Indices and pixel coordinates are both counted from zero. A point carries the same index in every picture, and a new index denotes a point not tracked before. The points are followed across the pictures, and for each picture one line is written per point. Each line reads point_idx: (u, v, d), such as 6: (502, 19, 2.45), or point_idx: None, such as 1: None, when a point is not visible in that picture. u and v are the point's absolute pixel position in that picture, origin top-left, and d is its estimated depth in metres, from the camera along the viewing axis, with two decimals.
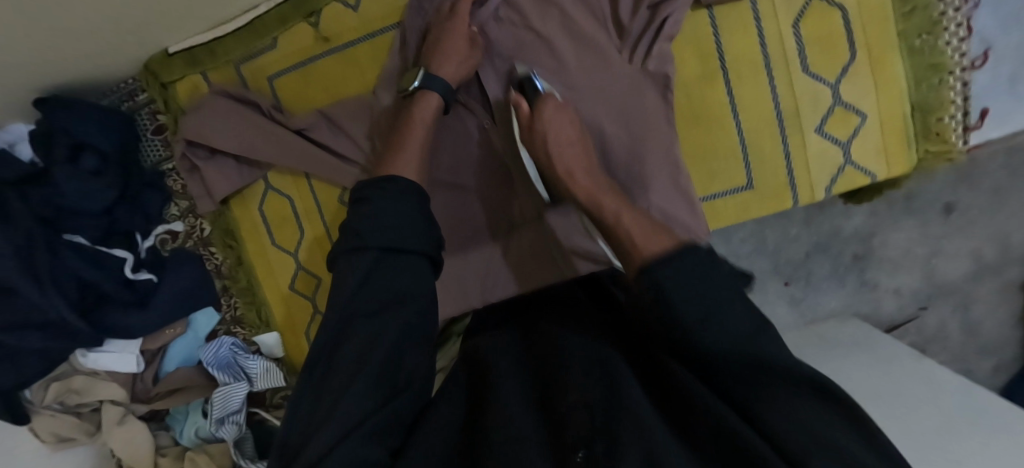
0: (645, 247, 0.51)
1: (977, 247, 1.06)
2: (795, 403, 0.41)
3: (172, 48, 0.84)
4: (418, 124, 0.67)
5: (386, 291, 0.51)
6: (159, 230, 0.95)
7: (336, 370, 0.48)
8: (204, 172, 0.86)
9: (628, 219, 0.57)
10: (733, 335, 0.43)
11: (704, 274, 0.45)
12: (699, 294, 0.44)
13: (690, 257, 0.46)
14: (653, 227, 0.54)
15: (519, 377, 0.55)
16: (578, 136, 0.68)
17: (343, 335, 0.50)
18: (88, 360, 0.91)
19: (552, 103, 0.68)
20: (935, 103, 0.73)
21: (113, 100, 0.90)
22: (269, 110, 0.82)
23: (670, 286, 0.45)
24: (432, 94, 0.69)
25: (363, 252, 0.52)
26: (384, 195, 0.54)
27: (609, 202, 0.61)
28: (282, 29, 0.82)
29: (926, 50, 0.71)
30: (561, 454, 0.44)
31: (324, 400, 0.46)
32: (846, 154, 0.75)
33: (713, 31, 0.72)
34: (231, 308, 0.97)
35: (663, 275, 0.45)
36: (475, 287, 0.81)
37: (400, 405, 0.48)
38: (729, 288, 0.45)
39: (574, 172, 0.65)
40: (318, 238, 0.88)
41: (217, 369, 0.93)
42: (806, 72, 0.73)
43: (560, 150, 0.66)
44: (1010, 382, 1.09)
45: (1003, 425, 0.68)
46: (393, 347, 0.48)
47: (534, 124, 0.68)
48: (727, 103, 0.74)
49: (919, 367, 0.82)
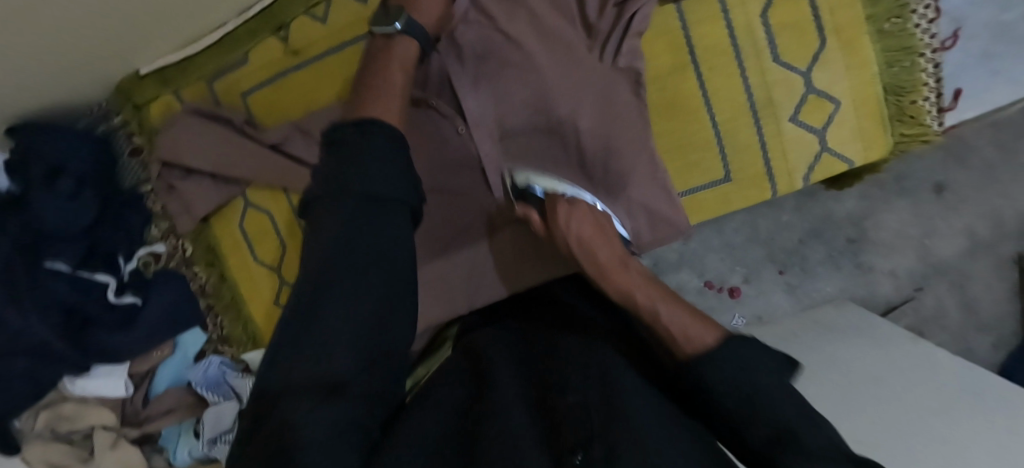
0: (685, 338, 0.49)
1: (970, 225, 1.05)
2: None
3: (143, 70, 0.85)
4: (394, 66, 0.65)
5: (373, 246, 0.49)
6: (142, 252, 0.94)
7: (321, 318, 0.46)
8: (181, 190, 0.86)
9: (662, 307, 0.54)
10: (777, 424, 0.41)
11: (746, 363, 0.45)
12: (740, 385, 0.43)
13: (737, 348, 0.46)
14: (694, 315, 0.51)
15: (516, 376, 0.51)
16: (600, 230, 0.65)
17: (329, 279, 0.47)
18: (76, 387, 0.91)
19: (563, 206, 0.66)
20: (909, 85, 0.73)
21: (86, 124, 0.90)
22: (242, 126, 0.82)
23: (711, 378, 0.44)
24: (412, 41, 0.67)
25: (342, 200, 0.50)
26: (365, 142, 0.53)
27: (638, 290, 0.57)
28: (251, 44, 0.82)
29: (896, 33, 0.71)
30: (554, 446, 0.40)
31: (298, 359, 0.43)
32: (821, 142, 0.74)
33: (681, 24, 0.72)
34: (218, 327, 0.97)
35: (702, 366, 0.45)
36: (462, 289, 0.78)
37: (378, 380, 0.46)
38: (773, 380, 0.44)
39: (604, 269, 0.61)
40: (297, 248, 0.87)
41: (205, 389, 0.93)
42: (777, 61, 0.72)
43: (586, 246, 0.63)
44: (1009, 359, 1.03)
45: (998, 400, 0.68)
46: (372, 315, 0.47)
47: (552, 232, 0.67)
48: (699, 96, 0.74)
49: (916, 347, 0.80)
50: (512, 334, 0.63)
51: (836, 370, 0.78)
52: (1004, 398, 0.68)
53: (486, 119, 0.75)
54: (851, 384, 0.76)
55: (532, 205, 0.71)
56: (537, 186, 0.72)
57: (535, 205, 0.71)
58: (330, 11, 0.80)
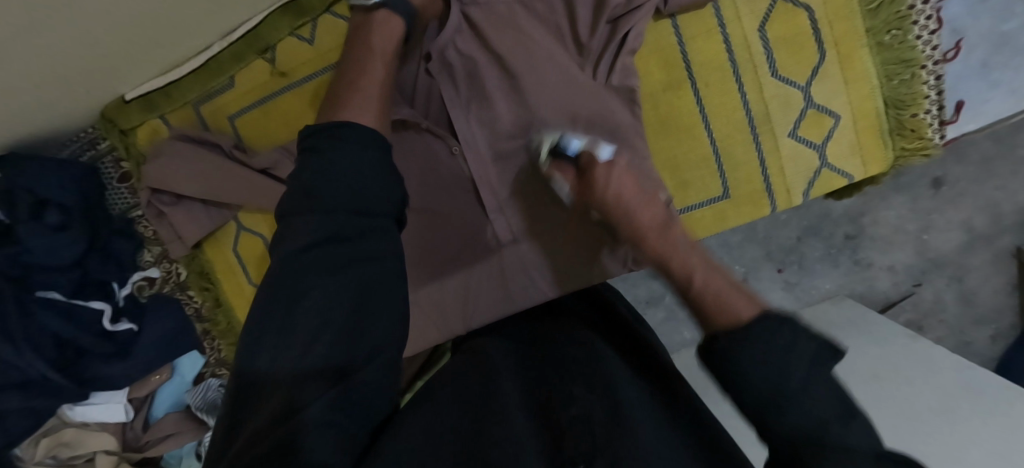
0: (721, 312, 0.47)
1: (968, 218, 1.04)
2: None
3: (128, 95, 0.83)
4: (377, 51, 0.62)
5: (352, 249, 0.46)
6: (136, 277, 0.94)
7: (299, 306, 0.43)
8: (171, 218, 0.84)
9: (700, 273, 0.55)
10: (808, 418, 0.38)
11: (783, 352, 0.41)
12: (770, 378, 0.40)
13: (779, 328, 0.42)
14: (732, 285, 0.51)
15: (519, 385, 0.52)
16: (642, 193, 0.64)
17: (297, 278, 0.44)
18: (76, 413, 0.91)
19: (602, 168, 0.65)
20: (909, 98, 0.72)
21: (71, 151, 0.89)
22: (231, 151, 0.80)
23: (741, 362, 0.41)
24: (397, 18, 0.64)
25: (317, 209, 0.46)
26: (338, 145, 0.49)
27: (677, 258, 0.58)
28: (237, 67, 0.81)
29: (895, 46, 0.70)
30: (556, 456, 0.41)
31: (283, 356, 0.42)
32: (821, 158, 0.73)
33: (676, 39, 0.71)
34: (215, 351, 0.97)
35: (736, 346, 0.42)
36: (457, 314, 0.78)
37: (376, 373, 0.44)
38: (809, 363, 0.40)
39: (643, 234, 0.62)
40: None
41: (204, 412, 0.92)
42: (775, 75, 0.71)
43: (628, 206, 0.63)
44: (1008, 350, 1.04)
45: (1001, 401, 0.66)
46: (354, 295, 0.45)
47: (588, 191, 0.65)
48: (696, 112, 0.73)
49: (916, 344, 0.79)
50: (516, 344, 0.64)
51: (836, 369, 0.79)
52: (1007, 400, 0.66)
53: (478, 138, 0.74)
54: (850, 383, 0.76)
55: (568, 166, 0.69)
56: (569, 141, 0.69)
57: (569, 165, 0.69)
58: (317, 31, 0.79)
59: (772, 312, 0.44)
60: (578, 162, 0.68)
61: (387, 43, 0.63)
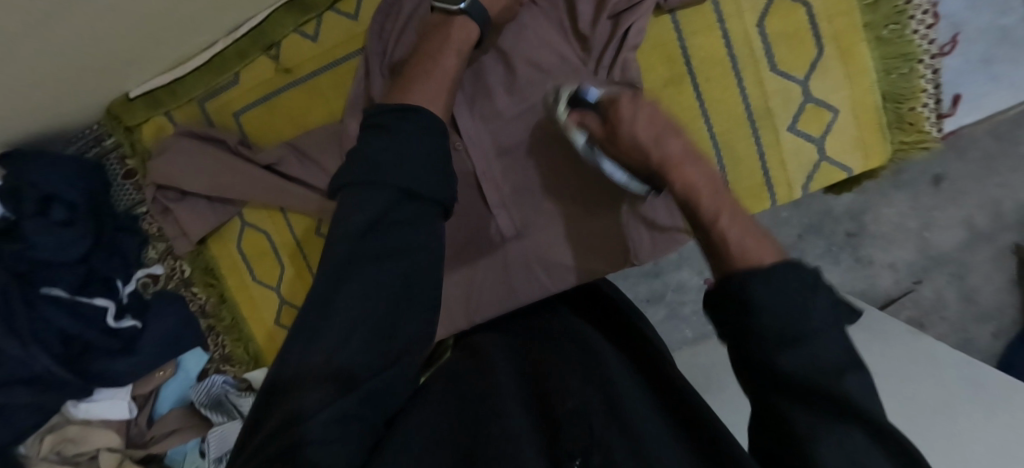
0: (749, 255, 0.45)
1: (969, 216, 1.04)
2: (857, 446, 0.33)
3: (133, 92, 0.84)
4: (452, 48, 0.64)
5: (393, 239, 0.50)
6: (140, 274, 0.94)
7: (337, 299, 0.47)
8: (176, 214, 0.85)
9: (727, 218, 0.51)
10: (814, 365, 0.36)
11: (795, 292, 0.38)
12: (784, 316, 0.37)
13: (784, 274, 0.39)
14: (758, 234, 0.48)
15: (517, 382, 0.52)
16: (669, 125, 0.61)
17: (349, 265, 0.48)
18: (80, 410, 0.92)
19: (626, 103, 0.63)
20: (907, 91, 0.72)
21: (78, 147, 0.90)
22: (235, 147, 0.81)
23: (760, 294, 0.39)
24: (472, 24, 0.66)
25: (376, 187, 0.50)
26: (403, 127, 0.54)
27: (709, 191, 0.54)
28: (242, 64, 0.81)
29: (894, 40, 0.70)
30: (553, 448, 0.40)
31: (321, 346, 0.45)
32: (820, 151, 0.74)
33: (677, 35, 0.72)
34: (219, 347, 0.97)
35: (756, 284, 0.40)
36: (461, 309, 0.79)
37: (393, 379, 0.46)
38: (830, 316, 0.38)
39: (678, 160, 0.58)
40: (297, 268, 0.87)
41: (208, 408, 0.92)
42: (775, 70, 0.72)
43: (659, 142, 0.60)
44: (1009, 346, 1.03)
45: (999, 397, 0.65)
46: (395, 290, 0.48)
47: (616, 132, 0.63)
48: (697, 107, 0.73)
49: (916, 342, 0.77)
50: (515, 340, 0.65)
51: None
52: (1005, 395, 0.65)
53: (481, 134, 0.75)
54: None
55: (588, 111, 0.67)
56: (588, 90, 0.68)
57: (590, 108, 0.67)
58: (320, 28, 0.79)
59: (794, 260, 0.41)
60: (601, 106, 0.66)
61: (460, 40, 0.65)
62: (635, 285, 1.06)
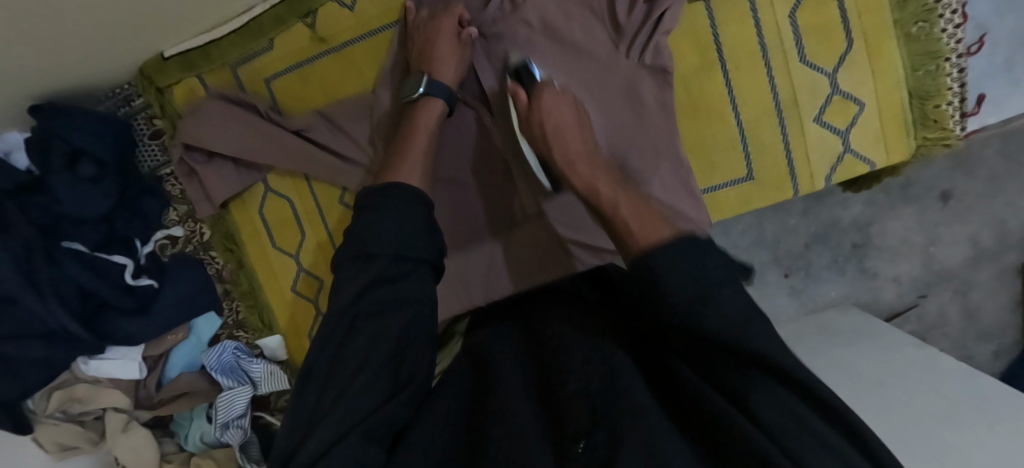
0: (641, 233, 0.49)
1: (975, 233, 1.05)
2: (790, 407, 0.38)
3: (167, 52, 0.84)
4: (422, 128, 0.69)
5: (378, 265, 0.53)
6: (159, 236, 0.95)
7: (342, 364, 0.49)
8: (202, 176, 0.85)
9: (622, 200, 0.55)
10: (728, 319, 0.40)
11: (696, 255, 0.43)
12: (682, 266, 0.43)
13: (682, 245, 0.44)
14: (646, 210, 0.52)
15: (518, 371, 0.54)
16: (577, 122, 0.67)
17: (349, 333, 0.51)
18: (90, 367, 0.91)
19: (550, 93, 0.68)
20: (933, 89, 0.74)
21: (108, 106, 0.90)
22: (267, 112, 0.82)
23: (661, 267, 0.43)
24: (436, 100, 0.71)
25: (363, 256, 0.54)
26: (390, 204, 0.56)
27: (604, 184, 0.59)
28: (277, 30, 0.81)
29: (922, 37, 0.72)
30: (558, 438, 0.44)
31: (329, 395, 0.47)
32: (844, 144, 0.75)
33: (709, 23, 0.73)
34: (233, 313, 0.98)
35: (656, 260, 0.44)
36: (478, 284, 0.82)
37: (393, 413, 0.47)
38: (722, 271, 0.43)
39: (572, 160, 0.63)
40: (325, 255, 0.88)
41: (220, 374, 0.93)
42: (805, 62, 0.73)
43: (561, 135, 0.65)
44: (1011, 367, 1.06)
45: (1008, 406, 0.67)
46: (392, 353, 0.50)
47: (532, 111, 0.68)
48: (725, 94, 0.75)
49: (921, 354, 0.81)
50: (513, 329, 0.65)
51: (842, 373, 0.79)
52: (1014, 404, 0.67)
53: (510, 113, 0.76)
54: (857, 387, 0.76)
55: (524, 86, 0.71)
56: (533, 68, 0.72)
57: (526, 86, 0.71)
58: None
59: (688, 234, 0.45)
60: (535, 85, 0.70)
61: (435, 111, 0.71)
62: None
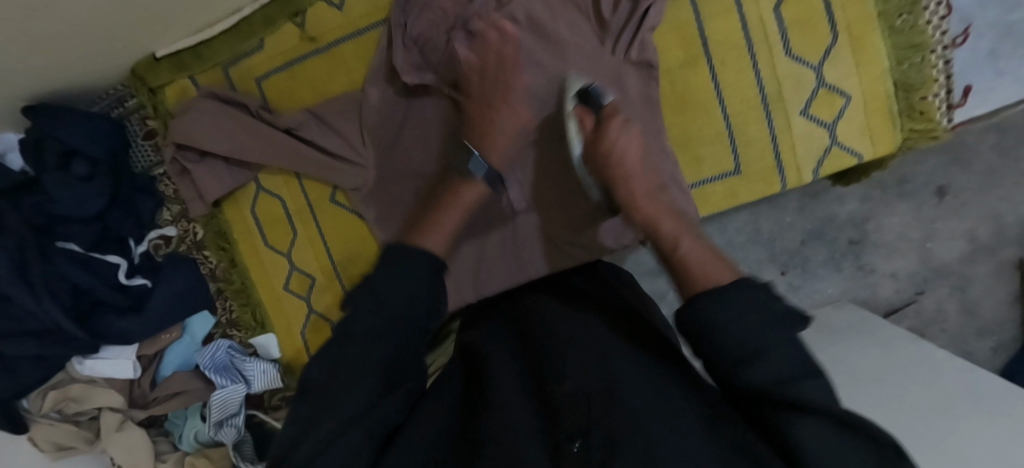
0: (708, 274, 0.51)
1: (972, 228, 1.04)
2: (828, 435, 0.39)
3: (159, 53, 0.84)
4: (460, 206, 0.66)
5: (382, 293, 0.52)
6: (152, 235, 0.95)
7: (340, 368, 0.48)
8: (195, 176, 0.85)
9: (687, 237, 0.59)
10: (772, 378, 0.42)
11: (746, 305, 0.45)
12: (734, 317, 0.45)
13: (735, 291, 0.46)
14: (712, 252, 0.55)
15: (514, 366, 0.54)
16: (641, 159, 0.68)
17: (346, 340, 0.50)
18: (85, 366, 0.92)
19: (618, 122, 0.68)
20: (919, 81, 0.74)
21: (101, 107, 0.91)
22: (257, 111, 0.83)
23: (716, 314, 0.46)
24: (479, 182, 0.68)
25: (365, 290, 0.53)
26: (402, 256, 0.55)
27: (668, 221, 0.62)
28: (267, 30, 0.82)
29: (906, 30, 0.73)
30: (553, 431, 0.44)
31: (326, 392, 0.47)
32: (831, 137, 0.76)
33: (694, 17, 0.73)
34: (226, 311, 0.98)
35: (713, 309, 0.46)
36: (468, 281, 0.82)
37: (387, 410, 0.48)
38: (773, 324, 0.44)
39: (635, 197, 0.66)
40: (331, 286, 0.91)
41: (214, 372, 0.93)
42: (789, 55, 0.73)
43: (625, 171, 0.67)
44: (1010, 363, 1.05)
45: (1004, 403, 0.66)
46: (388, 357, 0.49)
47: (598, 143, 0.68)
48: (710, 88, 0.75)
49: (918, 349, 0.80)
50: (508, 324, 0.66)
51: (839, 371, 0.79)
52: (1011, 401, 0.66)
53: None
54: (854, 384, 0.76)
55: (590, 111, 0.71)
56: (598, 92, 0.71)
57: (592, 111, 0.71)
58: None
59: (746, 280, 0.48)
60: (601, 110, 0.70)
61: (470, 199, 0.67)
62: (641, 281, 1.08)
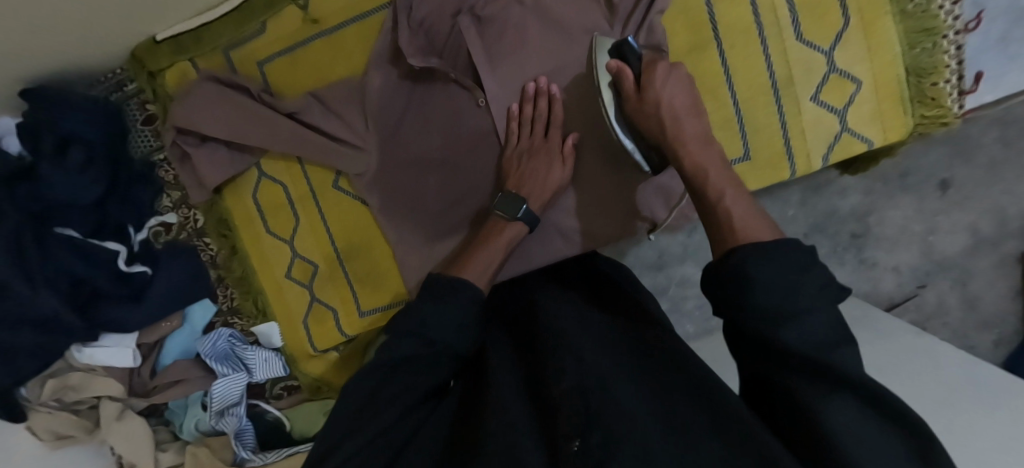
0: (748, 232, 0.48)
1: (974, 221, 1.04)
2: (857, 416, 0.39)
3: (159, 36, 0.82)
4: (500, 246, 0.69)
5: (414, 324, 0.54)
6: (152, 222, 0.93)
7: (371, 401, 0.50)
8: (194, 159, 0.84)
9: (732, 190, 0.54)
10: (806, 342, 0.41)
11: (792, 273, 0.42)
12: (781, 286, 0.42)
13: (790, 249, 0.43)
14: (758, 213, 0.51)
15: (514, 371, 0.54)
16: (691, 104, 0.63)
17: (378, 373, 0.52)
18: (83, 354, 0.89)
19: (662, 67, 0.64)
20: (930, 66, 0.74)
21: (99, 92, 0.89)
22: (259, 94, 0.81)
23: (760, 273, 0.42)
24: (518, 224, 0.71)
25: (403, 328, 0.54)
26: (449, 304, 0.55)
27: (717, 170, 0.57)
28: (269, 13, 0.81)
29: (918, 14, 0.72)
30: (551, 429, 0.43)
31: (351, 416, 0.49)
32: (842, 122, 0.75)
33: (704, 1, 0.73)
34: (228, 299, 0.97)
35: (749, 262, 0.43)
36: None
37: (405, 426, 0.49)
38: (816, 288, 0.42)
39: (685, 138, 0.60)
40: (331, 269, 0.89)
41: (215, 361, 0.93)
42: (800, 39, 0.73)
43: (676, 117, 0.62)
44: (1012, 354, 1.05)
45: (1006, 395, 0.66)
46: (411, 379, 0.52)
47: (643, 94, 0.63)
48: (720, 73, 0.74)
49: (918, 342, 0.79)
50: (514, 324, 0.66)
51: None
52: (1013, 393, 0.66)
53: (505, 94, 0.76)
54: None
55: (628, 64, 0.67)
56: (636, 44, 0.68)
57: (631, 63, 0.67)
58: None
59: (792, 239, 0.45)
60: (638, 66, 0.67)
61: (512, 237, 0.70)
62: (643, 274, 1.07)
